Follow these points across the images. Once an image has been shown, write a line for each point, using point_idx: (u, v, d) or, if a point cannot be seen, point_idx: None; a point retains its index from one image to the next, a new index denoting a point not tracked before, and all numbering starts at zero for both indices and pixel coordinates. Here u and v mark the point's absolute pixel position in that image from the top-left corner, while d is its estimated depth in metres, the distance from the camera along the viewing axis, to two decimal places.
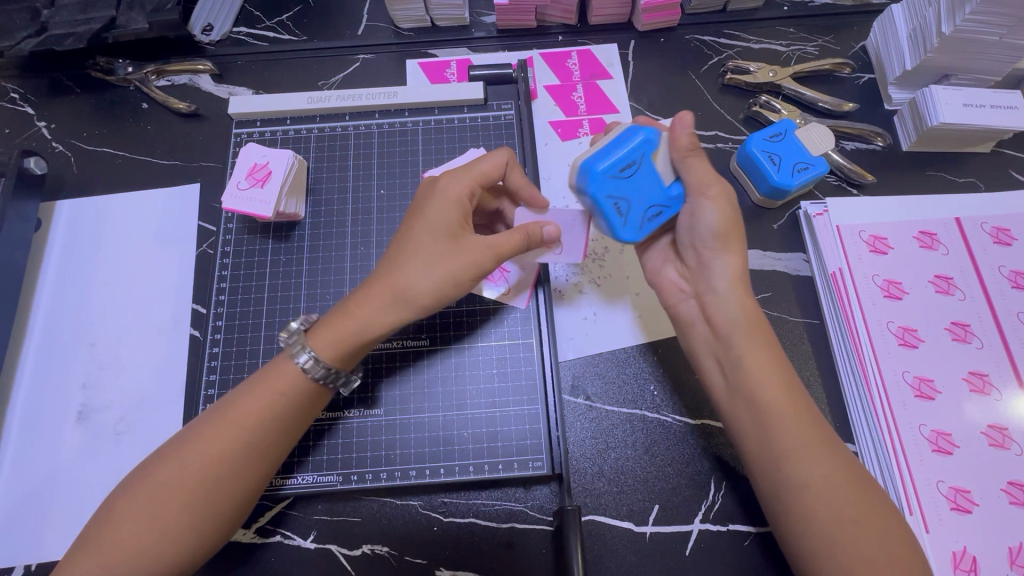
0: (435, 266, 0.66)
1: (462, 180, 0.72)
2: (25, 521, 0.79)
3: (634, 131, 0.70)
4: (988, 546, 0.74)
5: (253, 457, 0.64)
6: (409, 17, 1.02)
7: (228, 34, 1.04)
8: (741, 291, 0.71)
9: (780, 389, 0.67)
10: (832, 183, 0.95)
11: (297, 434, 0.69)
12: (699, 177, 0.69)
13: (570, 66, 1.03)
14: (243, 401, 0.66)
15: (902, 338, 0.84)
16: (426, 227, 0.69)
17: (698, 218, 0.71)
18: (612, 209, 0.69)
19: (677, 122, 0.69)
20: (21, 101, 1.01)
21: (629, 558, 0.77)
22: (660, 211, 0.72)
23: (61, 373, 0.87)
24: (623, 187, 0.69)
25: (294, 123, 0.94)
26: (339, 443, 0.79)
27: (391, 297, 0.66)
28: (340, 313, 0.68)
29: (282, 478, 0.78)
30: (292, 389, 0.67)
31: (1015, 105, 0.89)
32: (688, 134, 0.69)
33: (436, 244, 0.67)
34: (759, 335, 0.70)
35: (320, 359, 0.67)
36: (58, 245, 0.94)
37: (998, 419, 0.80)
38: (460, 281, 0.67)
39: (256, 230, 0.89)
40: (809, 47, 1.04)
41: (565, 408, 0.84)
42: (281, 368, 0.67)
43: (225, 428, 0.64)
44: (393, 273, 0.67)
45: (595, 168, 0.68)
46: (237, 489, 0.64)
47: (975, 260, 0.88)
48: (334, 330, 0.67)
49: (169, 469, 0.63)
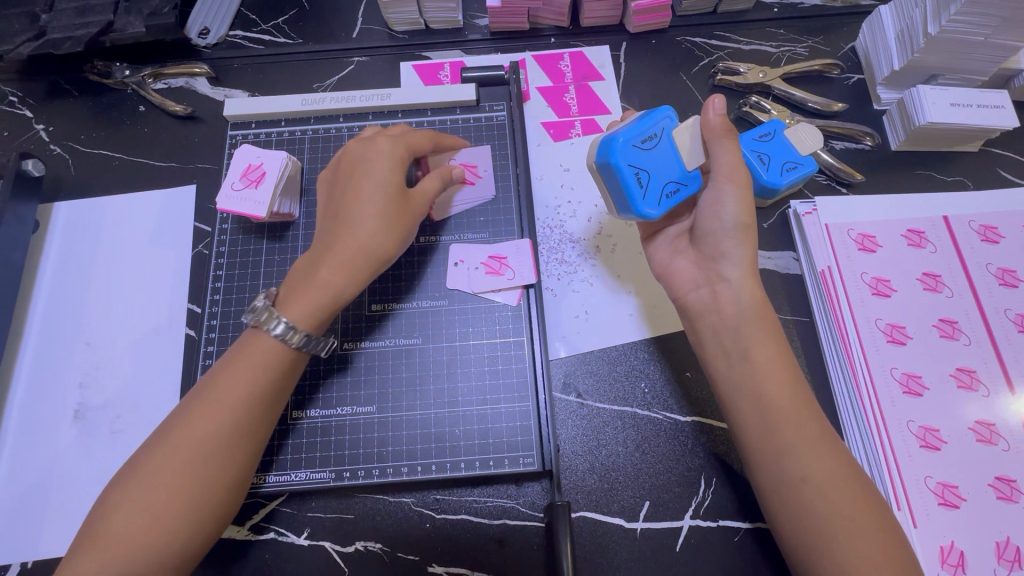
0: (381, 224, 0.74)
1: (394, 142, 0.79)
2: (22, 519, 0.80)
3: (660, 111, 0.74)
4: (976, 541, 0.75)
5: (243, 434, 0.66)
6: (403, 20, 1.04)
7: (224, 38, 1.06)
8: (753, 282, 0.72)
9: (785, 383, 0.68)
10: (821, 182, 0.96)
11: (279, 405, 0.71)
12: (730, 159, 0.72)
13: (562, 67, 1.04)
14: (224, 381, 0.67)
15: (891, 335, 0.84)
16: (361, 184, 0.75)
17: (720, 205, 0.72)
18: (633, 179, 0.72)
19: (710, 104, 0.72)
20: (20, 105, 1.02)
21: (620, 554, 0.78)
22: (678, 189, 0.74)
23: (57, 372, 0.88)
24: (644, 159, 0.72)
25: (289, 125, 0.96)
26: (307, 442, 0.80)
27: (350, 256, 0.73)
28: (307, 284, 0.72)
29: (261, 476, 0.78)
30: (270, 361, 0.69)
31: (1002, 105, 0.90)
32: (720, 118, 0.72)
33: (376, 200, 0.74)
34: (767, 329, 0.71)
35: (294, 326, 0.70)
36: (55, 246, 0.95)
37: (986, 415, 0.80)
38: (398, 231, 0.76)
39: (251, 231, 0.90)
40: (799, 48, 1.05)
41: (557, 405, 0.85)
42: (255, 344, 0.69)
43: (210, 409, 0.66)
44: (356, 238, 0.73)
45: (620, 139, 0.71)
46: (231, 467, 0.66)
47: (963, 257, 0.88)
48: (307, 299, 0.71)
49: (161, 455, 0.64)
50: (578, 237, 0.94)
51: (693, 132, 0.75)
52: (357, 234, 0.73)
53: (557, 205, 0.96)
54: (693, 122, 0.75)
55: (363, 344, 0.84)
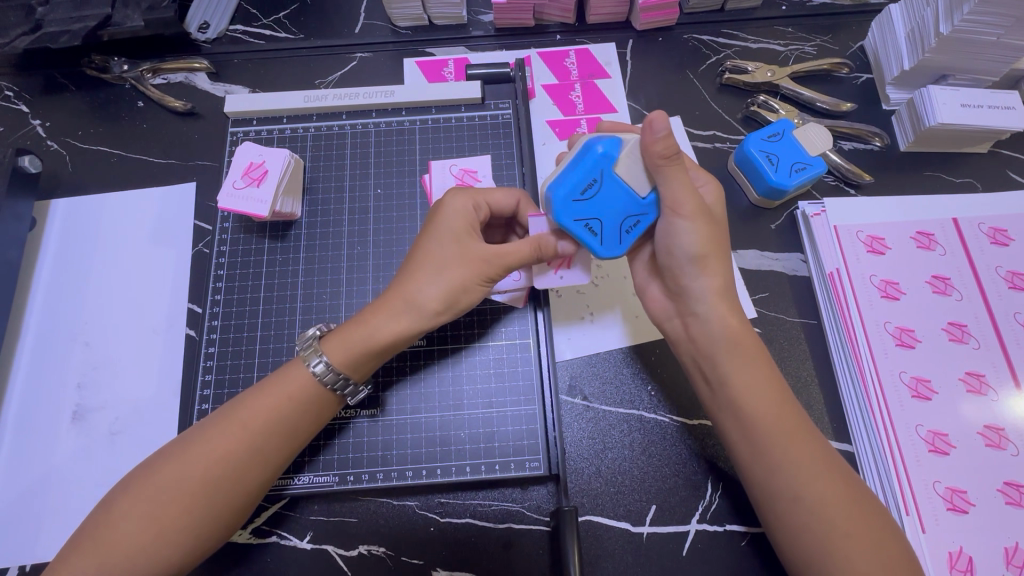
0: (443, 276, 0.68)
1: (475, 196, 0.73)
2: (19, 521, 0.79)
3: (597, 145, 0.66)
4: (984, 546, 0.74)
5: (256, 461, 0.65)
6: (407, 16, 1.02)
7: (224, 32, 1.04)
8: (721, 311, 0.70)
9: (766, 408, 0.67)
10: (830, 183, 0.95)
11: (303, 440, 0.69)
12: (674, 188, 0.66)
13: (568, 65, 1.03)
14: (250, 404, 0.67)
15: (899, 339, 0.84)
16: (443, 235, 0.70)
17: (675, 240, 0.69)
18: (583, 231, 0.68)
19: (650, 126, 0.61)
20: (16, 99, 1.01)
21: (626, 559, 0.77)
22: (637, 220, 0.69)
23: (54, 372, 0.86)
24: (592, 208, 0.67)
25: (290, 122, 0.94)
26: (350, 443, 0.79)
27: (397, 301, 0.69)
28: (353, 323, 0.70)
29: (287, 478, 0.77)
30: (300, 393, 0.68)
31: (1013, 106, 0.88)
32: (661, 143, 0.63)
33: (452, 252, 0.69)
34: (743, 355, 0.69)
35: (332, 366, 0.68)
36: (53, 243, 0.93)
37: (995, 419, 0.80)
38: (471, 288, 0.70)
39: (252, 230, 0.88)
40: (807, 46, 1.04)
41: (562, 409, 0.84)
42: (292, 372, 0.69)
43: (231, 430, 0.65)
44: (403, 282, 0.69)
45: (560, 195, 0.66)
46: (239, 492, 0.64)
47: (972, 260, 0.88)
48: (346, 338, 0.68)
49: (174, 465, 0.63)
50: None
51: (635, 158, 0.66)
52: (414, 283, 0.69)
53: None
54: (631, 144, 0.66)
55: None
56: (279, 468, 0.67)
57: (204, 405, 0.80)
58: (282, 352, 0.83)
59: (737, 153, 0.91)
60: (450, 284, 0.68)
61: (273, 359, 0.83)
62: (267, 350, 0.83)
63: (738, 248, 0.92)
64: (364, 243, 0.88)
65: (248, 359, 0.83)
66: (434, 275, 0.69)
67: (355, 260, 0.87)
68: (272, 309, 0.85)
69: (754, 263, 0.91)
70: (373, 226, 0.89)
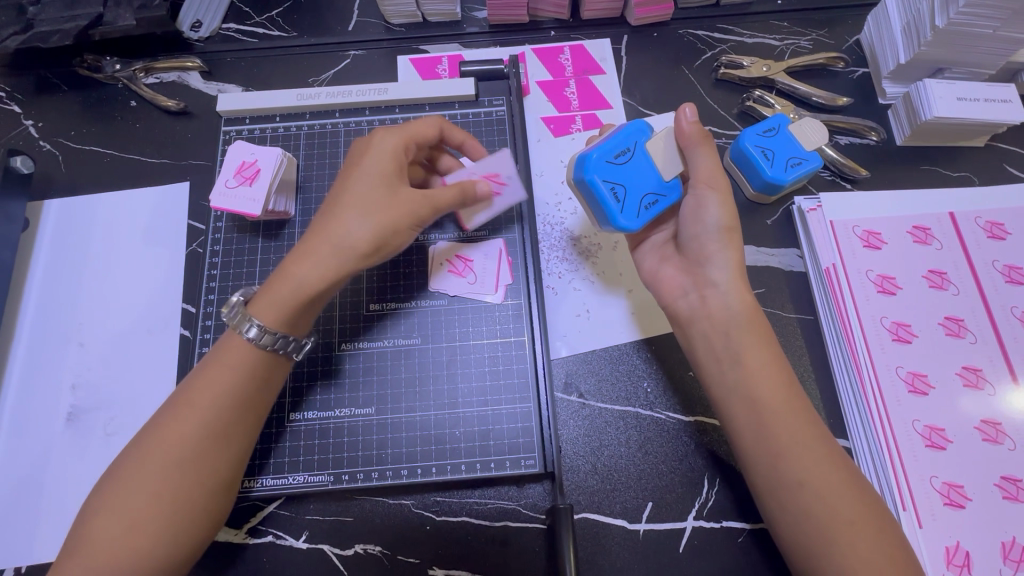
0: (371, 215, 0.68)
1: (398, 136, 0.74)
2: (14, 523, 0.79)
3: (634, 125, 0.74)
4: (982, 541, 0.74)
5: (217, 437, 0.64)
6: (400, 13, 1.02)
7: (217, 31, 1.03)
8: (742, 287, 0.71)
9: (783, 385, 0.67)
10: (826, 178, 0.95)
11: (256, 406, 0.68)
12: (706, 167, 0.71)
13: (562, 61, 1.02)
14: (198, 384, 0.66)
15: (896, 334, 0.83)
16: (363, 170, 0.71)
17: (703, 210, 0.71)
18: (608, 194, 0.72)
19: (680, 114, 0.71)
20: (7, 100, 1.00)
21: (623, 556, 0.77)
22: (656, 200, 0.73)
23: (48, 373, 0.86)
24: (619, 174, 0.72)
25: (283, 120, 0.94)
26: (295, 445, 0.79)
27: (325, 248, 0.67)
28: (280, 280, 0.68)
29: (250, 480, 0.77)
30: (243, 362, 0.67)
31: (1009, 99, 0.88)
32: (694, 125, 0.71)
33: (377, 192, 0.69)
34: (760, 334, 0.69)
35: (266, 328, 0.67)
36: (46, 244, 0.93)
37: (992, 414, 0.79)
38: (402, 229, 0.70)
39: (246, 229, 0.88)
40: (803, 41, 1.03)
41: (558, 406, 0.84)
42: (231, 345, 0.68)
43: (182, 416, 0.64)
44: (330, 227, 0.68)
45: (590, 156, 0.72)
46: (211, 468, 0.64)
47: (969, 254, 0.87)
48: (275, 296, 0.68)
49: (136, 460, 0.63)
50: (578, 235, 0.92)
51: (668, 140, 0.74)
52: (341, 225, 0.68)
53: (557, 202, 0.94)
54: (669, 130, 0.74)
55: (360, 344, 0.83)
56: (240, 437, 0.66)
57: None
58: None
59: (732, 149, 0.91)
60: (379, 226, 0.68)
61: None
62: None
63: None
64: None
65: None
66: (360, 217, 0.68)
67: None
68: None
69: (751, 259, 0.91)
70: None
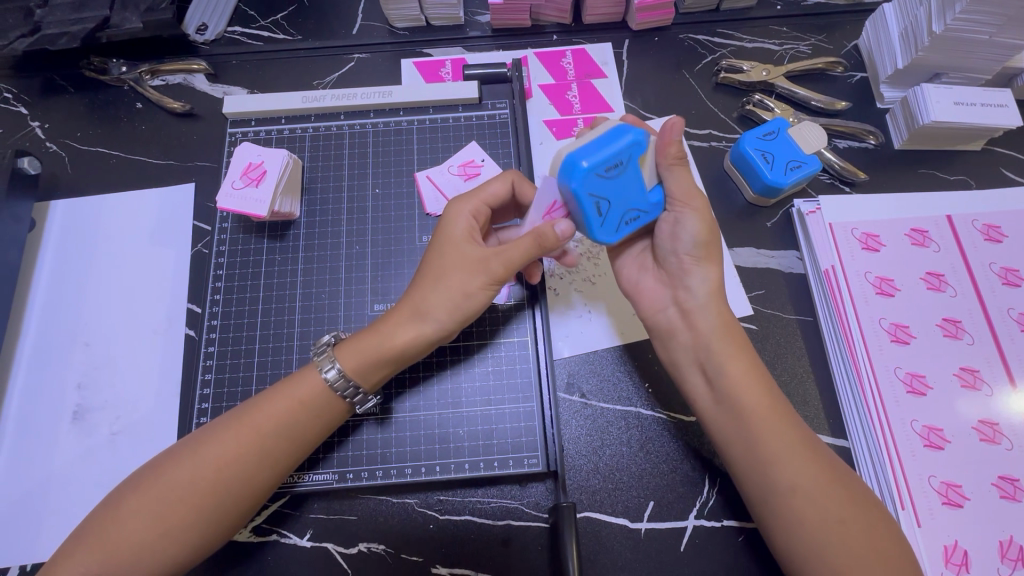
0: (447, 286, 0.70)
1: (465, 199, 0.75)
2: (19, 522, 0.80)
3: (628, 128, 0.64)
4: (979, 540, 0.75)
5: (264, 465, 0.66)
6: (404, 17, 1.03)
7: (222, 34, 1.04)
8: (718, 300, 0.73)
9: (764, 395, 0.69)
10: (825, 181, 0.96)
11: (312, 444, 0.70)
12: (684, 187, 0.69)
13: (564, 65, 1.03)
14: (262, 409, 0.68)
15: (895, 335, 0.84)
16: (444, 243, 0.73)
17: (680, 227, 0.72)
18: (592, 210, 0.65)
19: (668, 128, 0.67)
20: (14, 101, 1.01)
21: (625, 555, 0.78)
22: (636, 215, 0.69)
23: (54, 373, 0.87)
24: (606, 187, 0.65)
25: (288, 123, 0.95)
26: (364, 440, 0.80)
27: (414, 315, 0.70)
28: (368, 332, 0.71)
29: (299, 474, 0.78)
30: (312, 399, 0.69)
31: (1005, 104, 0.90)
32: (677, 144, 0.68)
33: (451, 260, 0.71)
34: (737, 345, 0.71)
35: (346, 375, 0.69)
36: (52, 244, 0.93)
37: (989, 415, 0.80)
38: (473, 293, 0.70)
39: (251, 230, 0.89)
40: (802, 46, 1.05)
41: (560, 406, 0.84)
42: (305, 379, 0.70)
43: (241, 433, 0.66)
44: (414, 292, 0.71)
45: (580, 164, 0.62)
46: (250, 491, 0.66)
47: (966, 257, 0.88)
48: (360, 346, 0.70)
49: (182, 468, 0.64)
50: (579, 236, 0.93)
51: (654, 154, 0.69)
52: (422, 293, 0.71)
53: None
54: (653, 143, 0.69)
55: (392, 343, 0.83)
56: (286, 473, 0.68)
57: (203, 405, 0.81)
58: (281, 350, 0.83)
59: (732, 152, 0.93)
60: (455, 296, 0.70)
61: (272, 358, 0.83)
62: (267, 349, 0.84)
63: (735, 246, 0.92)
64: (362, 242, 0.89)
65: (247, 358, 0.83)
66: (438, 285, 0.70)
67: (354, 260, 0.88)
68: (271, 308, 0.86)
69: (750, 261, 0.92)
70: (370, 227, 0.90)
